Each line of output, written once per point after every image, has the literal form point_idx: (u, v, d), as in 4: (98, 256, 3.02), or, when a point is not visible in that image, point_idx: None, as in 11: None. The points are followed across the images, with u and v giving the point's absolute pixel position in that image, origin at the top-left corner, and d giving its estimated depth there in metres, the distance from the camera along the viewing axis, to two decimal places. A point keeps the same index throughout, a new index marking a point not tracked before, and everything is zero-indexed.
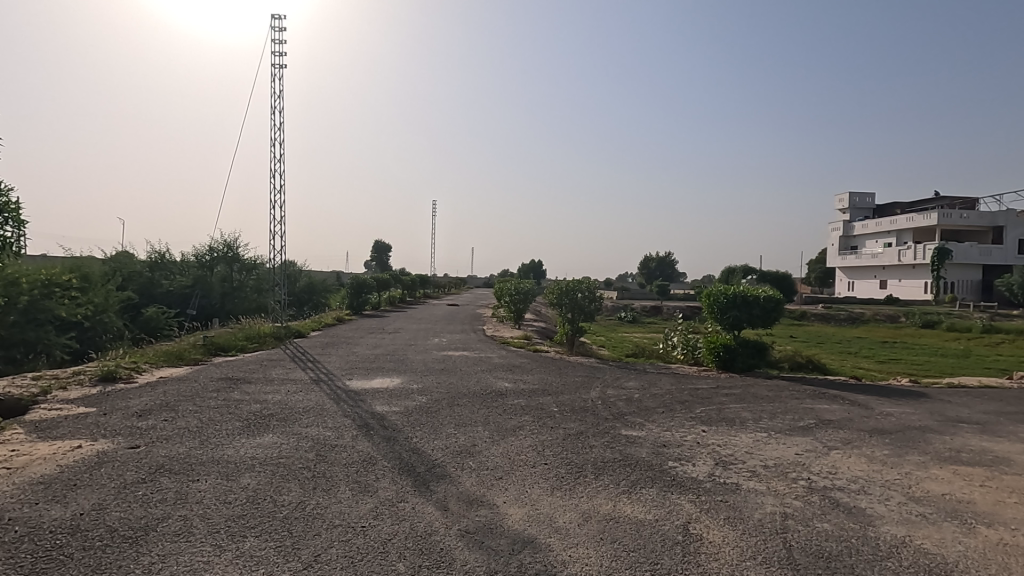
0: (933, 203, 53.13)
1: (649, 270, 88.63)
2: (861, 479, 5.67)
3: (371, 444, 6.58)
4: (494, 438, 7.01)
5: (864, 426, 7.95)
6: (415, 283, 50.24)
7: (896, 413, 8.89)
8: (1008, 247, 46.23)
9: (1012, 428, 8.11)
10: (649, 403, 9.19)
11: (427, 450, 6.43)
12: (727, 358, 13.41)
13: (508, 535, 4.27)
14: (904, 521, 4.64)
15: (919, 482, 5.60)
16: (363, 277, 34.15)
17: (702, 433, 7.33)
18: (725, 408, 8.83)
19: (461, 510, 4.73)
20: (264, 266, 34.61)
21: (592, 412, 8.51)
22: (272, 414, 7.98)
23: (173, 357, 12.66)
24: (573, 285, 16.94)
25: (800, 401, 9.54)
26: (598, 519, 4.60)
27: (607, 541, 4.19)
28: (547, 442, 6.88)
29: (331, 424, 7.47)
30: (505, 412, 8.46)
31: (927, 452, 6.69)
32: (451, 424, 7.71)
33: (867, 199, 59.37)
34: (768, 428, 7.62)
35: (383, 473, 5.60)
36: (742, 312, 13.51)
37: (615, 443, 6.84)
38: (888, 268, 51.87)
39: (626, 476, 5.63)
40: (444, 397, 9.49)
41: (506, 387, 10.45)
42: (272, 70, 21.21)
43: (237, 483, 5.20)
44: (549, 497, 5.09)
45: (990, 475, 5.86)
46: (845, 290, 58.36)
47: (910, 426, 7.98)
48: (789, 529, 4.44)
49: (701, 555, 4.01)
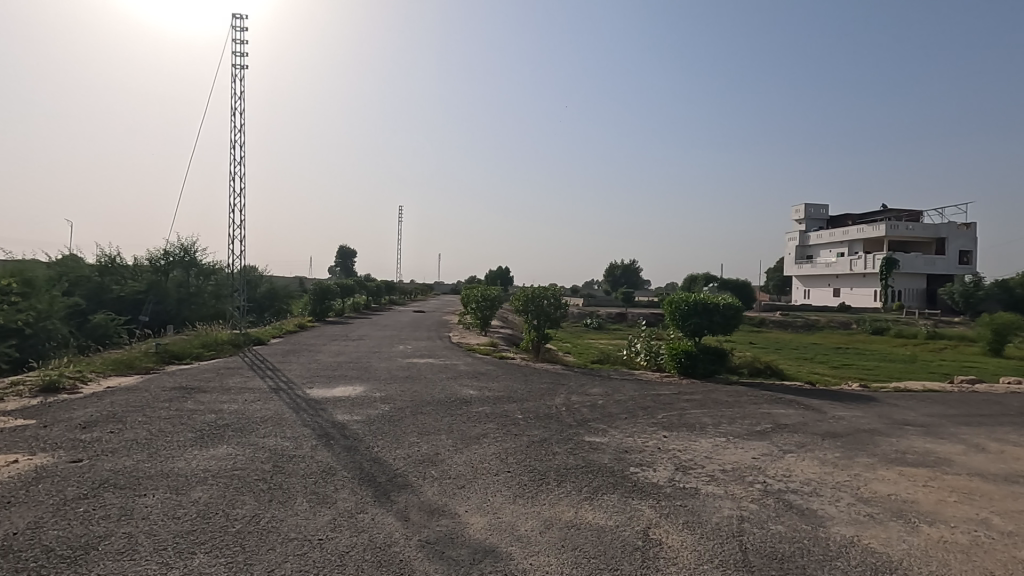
0: (881, 216, 55.71)
1: (615, 278, 89.14)
2: (814, 481, 5.86)
3: (331, 454, 6.44)
4: (457, 446, 6.96)
5: (818, 429, 8.23)
6: (381, 290, 50.00)
7: (847, 416, 9.25)
8: (950, 258, 48.87)
9: (953, 430, 8.53)
10: (613, 410, 9.28)
11: (389, 459, 6.33)
12: (688, 364, 13.68)
13: (470, 545, 4.23)
14: (854, 521, 4.81)
15: (867, 483, 5.82)
16: (327, 282, 33.38)
17: (664, 438, 7.44)
18: (686, 414, 8.98)
19: (421, 520, 4.66)
20: (223, 271, 33.58)
21: (556, 419, 8.54)
22: (227, 424, 7.74)
23: (122, 365, 12.13)
24: (539, 292, 16.99)
25: (757, 406, 9.79)
26: (559, 526, 4.61)
27: (568, 548, 4.20)
28: (511, 449, 6.88)
29: (289, 434, 7.28)
30: (469, 419, 8.41)
31: (875, 454, 6.96)
32: (414, 432, 7.62)
33: (821, 210, 61.87)
34: (726, 433, 7.80)
35: (342, 484, 5.48)
36: (703, 320, 13.83)
37: (578, 450, 6.87)
38: (841, 277, 54.10)
39: (588, 483, 5.66)
40: (408, 405, 9.36)
41: (471, 395, 10.38)
42: (232, 72, 20.72)
43: (187, 497, 5.00)
44: (512, 505, 5.07)
45: (933, 475, 6.14)
46: (801, 298, 60.43)
47: (860, 430, 8.31)
48: (745, 531, 4.55)
49: (660, 560, 4.06)
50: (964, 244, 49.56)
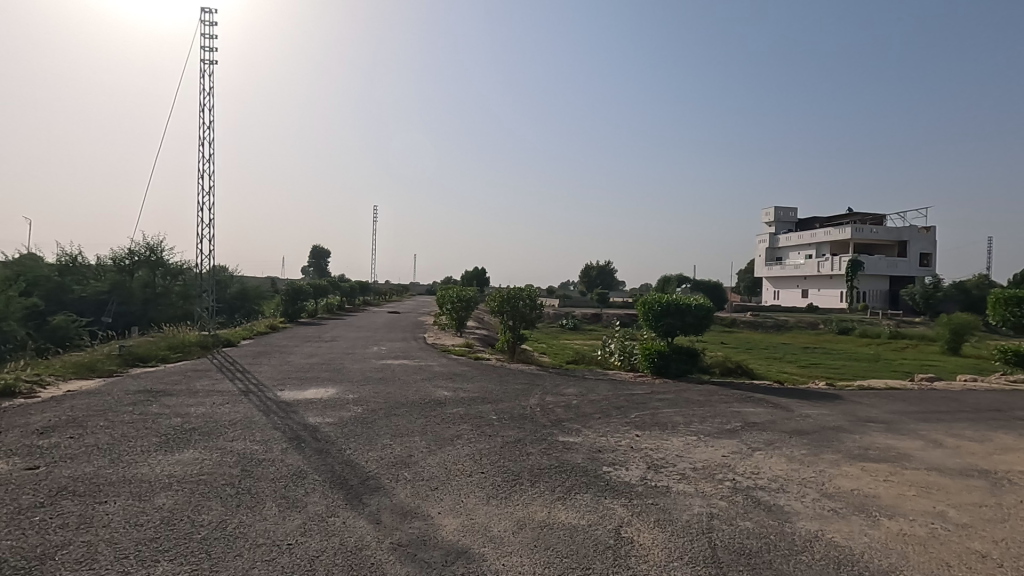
0: (847, 219, 57.38)
1: (590, 279, 89.78)
2: (781, 477, 6.00)
3: (301, 457, 6.33)
4: (431, 448, 6.91)
5: (785, 427, 8.44)
6: (355, 291, 49.44)
7: (813, 414, 9.50)
8: (911, 260, 50.60)
9: (913, 426, 8.84)
10: (587, 410, 9.35)
11: (361, 462, 6.25)
12: (661, 364, 13.88)
13: (442, 546, 4.21)
14: (818, 516, 4.94)
15: (832, 479, 5.99)
16: (299, 283, 32.83)
17: (636, 437, 7.53)
18: (659, 413, 9.11)
19: (393, 523, 4.62)
20: (191, 271, 32.80)
21: (531, 420, 8.56)
22: (193, 428, 7.55)
23: (83, 368, 11.73)
24: (514, 293, 17.01)
25: (728, 405, 9.98)
26: (532, 526, 4.62)
27: (541, 548, 4.21)
28: (485, 450, 6.86)
29: (258, 437, 7.14)
30: (443, 421, 8.36)
31: (840, 451, 7.16)
32: (387, 434, 7.54)
33: (790, 213, 63.40)
34: (697, 432, 7.94)
35: (313, 487, 5.40)
36: (675, 320, 14.04)
37: (551, 450, 6.91)
38: (809, 278, 55.56)
39: (561, 482, 5.70)
40: (381, 407, 9.27)
41: (445, 396, 10.32)
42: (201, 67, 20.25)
43: (150, 504, 4.86)
44: (485, 505, 5.06)
45: (894, 470, 6.36)
46: (771, 299, 61.87)
47: (825, 427, 8.54)
48: (714, 528, 4.63)
49: (631, 558, 4.10)
50: (924, 247, 51.39)
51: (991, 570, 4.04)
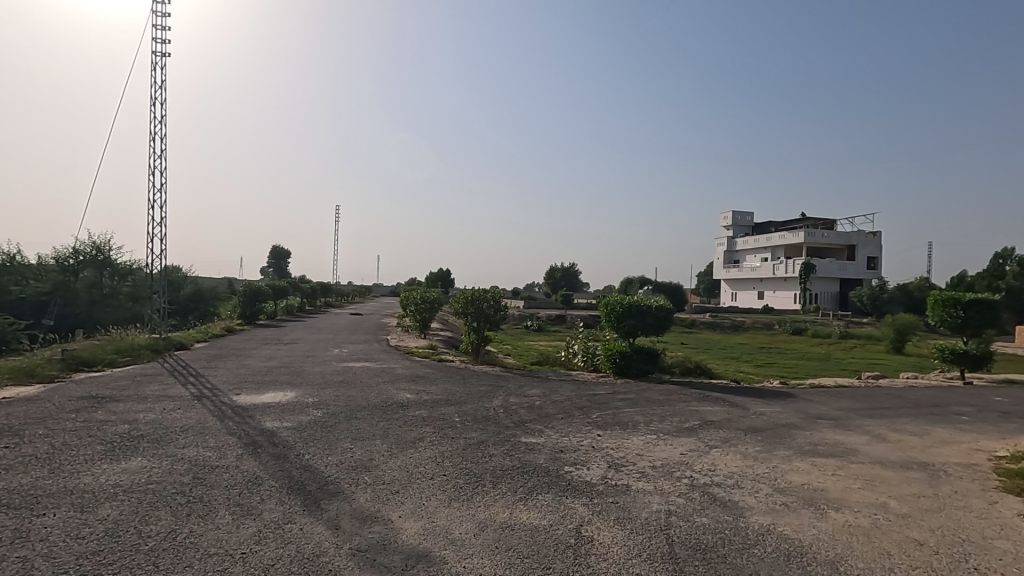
0: (800, 224, 59.63)
1: (554, 280, 90.35)
2: (736, 474, 6.18)
3: (257, 463, 6.15)
4: (392, 451, 6.83)
5: (741, 425, 8.70)
6: (316, 292, 48.41)
7: (767, 412, 9.83)
8: (859, 263, 52.96)
9: (859, 422, 9.25)
10: (550, 410, 9.41)
11: (320, 467, 6.12)
12: (623, 364, 14.08)
13: (403, 550, 4.17)
14: (770, 510, 5.11)
15: (784, 474, 6.20)
16: (258, 284, 31.90)
17: (598, 437, 7.63)
18: (620, 413, 9.26)
19: (353, 528, 4.54)
20: (142, 271, 31.36)
21: (494, 421, 8.55)
22: (142, 435, 7.24)
23: (21, 373, 11.09)
24: (479, 294, 16.99)
25: (687, 404, 10.22)
26: (493, 527, 4.62)
27: (502, 549, 4.22)
28: (447, 453, 6.82)
29: (212, 443, 6.90)
30: (405, 424, 8.28)
31: (791, 447, 7.43)
32: (347, 438, 7.40)
33: (747, 218, 65.46)
34: (657, 430, 8.10)
35: (269, 494, 5.25)
36: (637, 321, 14.29)
37: (514, 451, 6.93)
38: (765, 281, 57.46)
39: (523, 483, 5.71)
40: (342, 410, 9.11)
41: (408, 398, 10.22)
42: (152, 59, 19.50)
43: (93, 515, 4.63)
44: (446, 508, 5.03)
45: (841, 465, 6.63)
46: (729, 300, 63.71)
47: (778, 424, 8.84)
48: (672, 524, 4.73)
49: (591, 556, 4.15)
50: (871, 251, 53.85)
51: (928, 557, 4.27)
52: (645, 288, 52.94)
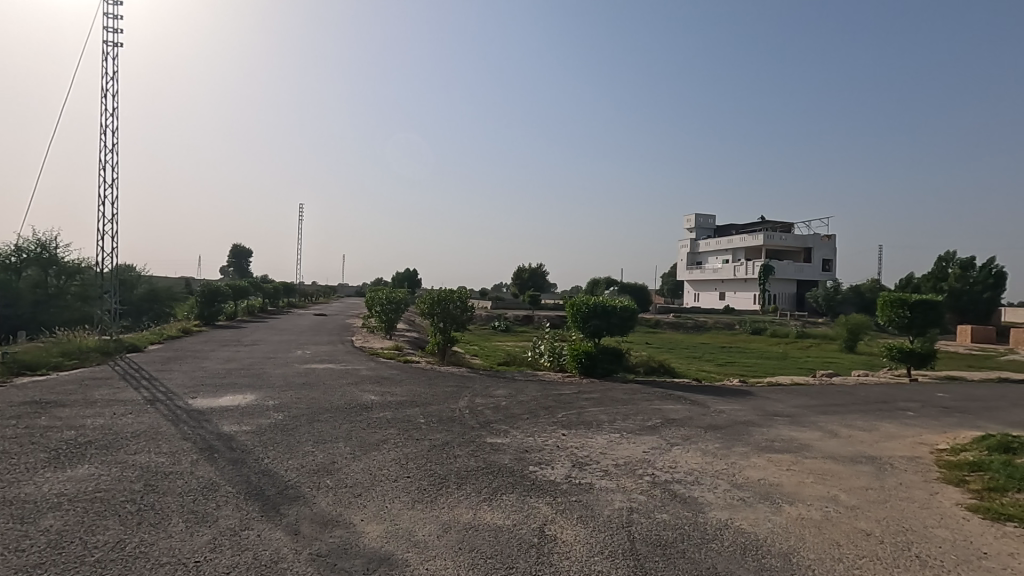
0: (760, 226, 61.44)
1: (521, 280, 90.52)
2: (696, 470, 6.33)
3: (213, 469, 5.96)
4: (355, 454, 6.72)
5: (701, 422, 8.91)
6: (279, 292, 47.25)
7: (726, 409, 10.10)
8: (815, 266, 54.90)
9: (813, 418, 9.60)
10: (516, 410, 9.44)
11: (280, 471, 5.98)
12: (589, 364, 14.23)
13: (364, 554, 4.11)
14: (728, 505, 5.25)
15: (741, 470, 6.39)
16: (216, 283, 30.92)
17: (563, 436, 7.70)
18: (585, 412, 9.36)
19: (313, 533, 4.45)
20: (92, 270, 30.12)
21: (459, 422, 8.52)
22: (90, 441, 6.92)
23: None
24: (445, 295, 16.90)
25: (650, 403, 10.41)
26: (457, 529, 4.60)
27: (465, 550, 4.21)
28: (412, 454, 6.76)
29: (165, 449, 6.64)
30: (369, 426, 8.16)
31: (749, 443, 7.65)
32: (309, 441, 7.25)
33: (709, 220, 67.07)
34: (620, 429, 8.22)
35: (225, 500, 5.10)
36: (602, 321, 14.46)
37: (479, 451, 6.92)
38: (726, 282, 58.98)
39: (488, 484, 5.71)
40: (304, 413, 8.91)
41: (373, 400, 10.08)
42: (103, 48, 18.70)
43: (35, 527, 4.40)
44: (409, 510, 4.99)
45: (796, 460, 6.87)
46: (692, 301, 65.16)
47: (737, 421, 9.10)
48: (634, 521, 4.81)
49: (554, 555, 4.18)
50: (826, 254, 55.89)
51: (874, 546, 4.47)
52: (611, 288, 55.14)
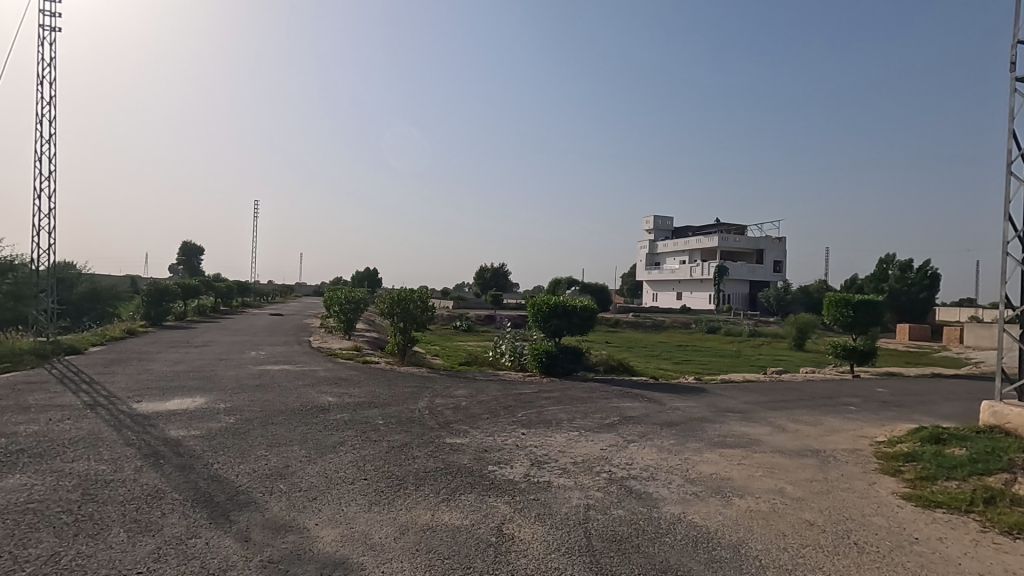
0: (715, 229, 63.26)
1: (484, 280, 90.38)
2: (651, 466, 6.47)
3: (159, 475, 5.72)
4: (311, 457, 6.58)
5: (657, 420, 9.12)
6: (232, 292, 45.65)
7: (681, 406, 10.37)
8: (767, 267, 56.96)
9: (763, 414, 9.97)
10: (476, 410, 9.43)
11: (230, 476, 5.79)
12: (549, 363, 14.34)
13: (318, 559, 4.03)
14: (682, 500, 5.40)
15: (695, 465, 6.57)
16: (165, 282, 29.64)
17: (522, 435, 7.74)
18: (544, 411, 9.43)
19: (264, 539, 4.33)
20: (26, 267, 28.39)
21: (418, 423, 8.44)
22: (22, 449, 6.52)
23: None
24: (405, 294, 16.73)
25: (608, 401, 10.58)
26: (414, 530, 4.57)
27: (422, 552, 4.18)
28: (369, 456, 6.67)
29: (107, 456, 6.33)
30: (326, 428, 8.00)
31: (702, 439, 7.88)
32: (261, 445, 7.04)
33: (667, 222, 68.67)
34: (579, 427, 8.33)
35: (171, 507, 4.90)
36: (562, 321, 14.62)
37: (438, 452, 6.88)
38: (683, 282, 60.50)
39: (447, 484, 5.68)
40: (257, 416, 8.65)
41: (330, 402, 9.88)
42: (40, 34, 17.68)
43: None
44: (366, 513, 4.92)
45: (746, 455, 7.11)
46: (650, 301, 66.54)
47: (692, 418, 9.35)
48: (590, 518, 4.89)
49: (511, 553, 4.20)
50: (777, 256, 58.06)
51: (816, 536, 4.68)
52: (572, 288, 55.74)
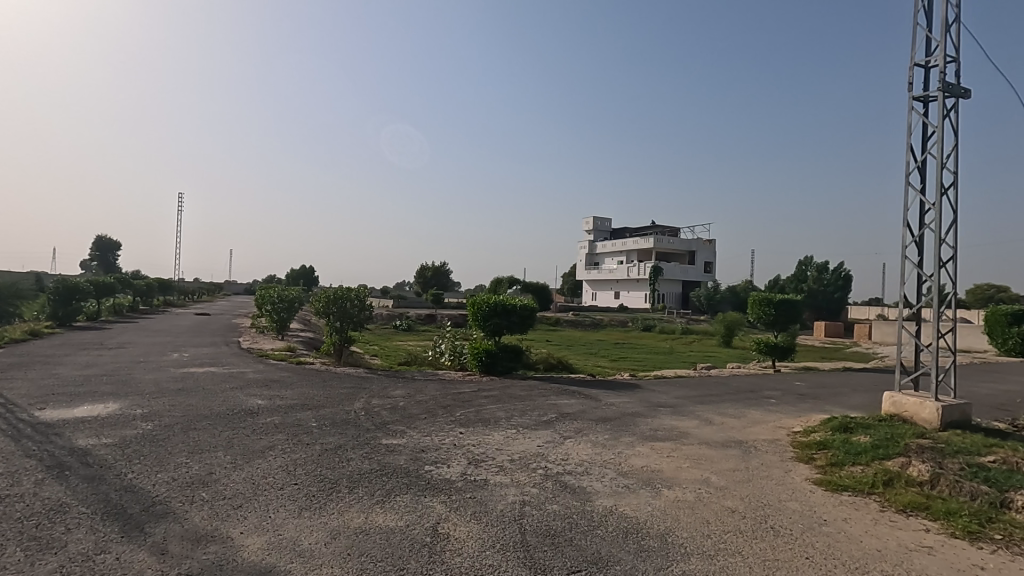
0: (651, 230, 65.52)
1: (425, 278, 89.34)
2: (586, 461, 6.63)
3: (63, 489, 5.28)
4: (237, 462, 6.28)
5: (593, 416, 9.34)
6: (152, 290, 42.74)
7: (616, 402, 10.67)
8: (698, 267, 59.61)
9: (692, 408, 10.42)
10: (413, 410, 9.31)
11: (146, 486, 5.43)
12: (489, 362, 14.36)
13: (241, 569, 3.85)
14: (614, 493, 5.56)
15: (627, 459, 6.78)
16: (74, 279, 27.34)
17: (460, 434, 7.71)
18: (483, 410, 9.45)
19: (183, 551, 4.09)
20: None
21: (353, 425, 8.24)
22: None
23: None
24: (341, 293, 16.27)
25: (546, 398, 10.72)
26: (346, 534, 4.45)
27: (354, 556, 4.08)
28: (300, 460, 6.44)
29: (2, 470, 5.77)
30: (254, 432, 7.65)
31: (635, 433, 8.14)
32: (182, 452, 6.65)
33: (606, 223, 70.47)
34: (516, 425, 8.40)
35: (77, 522, 4.54)
36: (502, 320, 14.68)
37: (373, 453, 6.75)
38: (620, 282, 62.29)
39: (381, 486, 5.58)
40: (178, 422, 8.15)
41: (259, 405, 9.45)
42: None
43: None
44: (295, 519, 4.75)
45: (675, 447, 7.42)
46: (590, 300, 68.05)
47: (625, 413, 9.65)
48: (525, 514, 4.94)
49: (446, 552, 4.19)
50: (708, 257, 60.87)
51: (737, 522, 4.95)
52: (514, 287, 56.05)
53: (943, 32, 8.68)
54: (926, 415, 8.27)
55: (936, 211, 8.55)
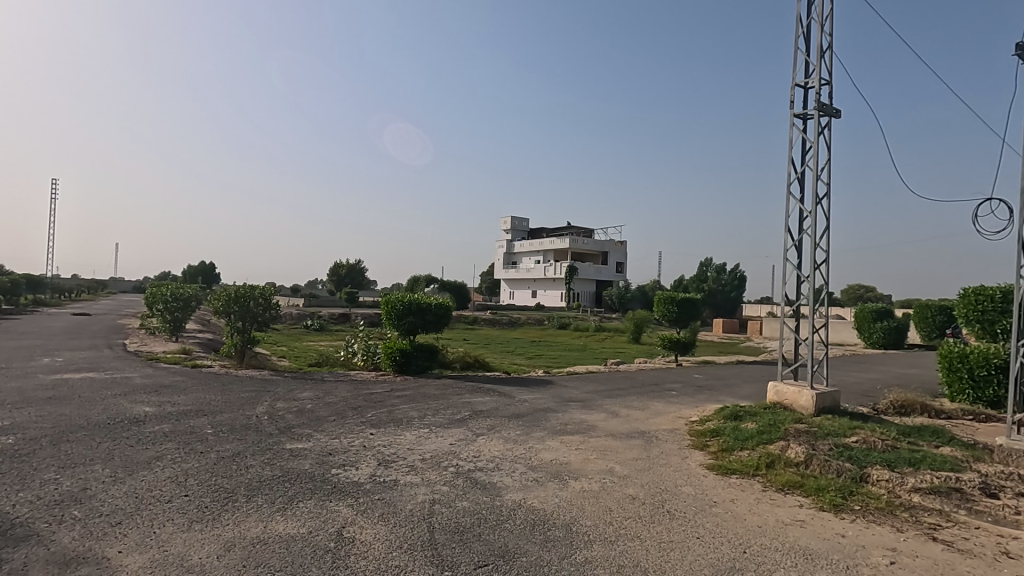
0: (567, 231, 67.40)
1: (339, 276, 86.13)
2: (497, 457, 6.71)
3: None
4: (117, 476, 5.73)
5: (506, 412, 9.46)
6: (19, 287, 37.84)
7: (529, 399, 10.87)
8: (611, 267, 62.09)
9: (601, 402, 10.85)
10: (321, 412, 8.96)
11: (3, 508, 4.81)
12: (403, 362, 14.10)
13: None
14: (523, 486, 5.68)
15: (537, 453, 6.94)
16: None
17: (370, 435, 7.53)
18: (395, 410, 9.27)
19: None
20: None
21: (255, 430, 7.79)
22: None
23: None
24: (244, 291, 15.30)
25: (460, 397, 10.71)
26: (242, 545, 4.21)
27: (249, 568, 3.86)
28: (192, 470, 5.99)
29: None
30: (139, 442, 7.02)
31: (546, 428, 8.35)
32: (50, 467, 5.97)
33: (524, 223, 71.59)
34: (429, 424, 8.33)
35: None
36: (416, 319, 14.48)
37: (276, 459, 6.42)
38: (537, 281, 63.51)
39: (283, 493, 5.32)
40: (47, 434, 7.30)
41: (146, 412, 8.68)
42: None
43: None
44: (184, 533, 4.42)
45: (584, 440, 7.69)
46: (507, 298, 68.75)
47: (538, 409, 9.86)
48: (434, 512, 4.92)
49: (351, 556, 4.08)
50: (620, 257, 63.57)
51: (637, 508, 5.23)
52: None
53: (818, 57, 9.64)
54: (803, 402, 9.15)
55: (812, 218, 9.47)
